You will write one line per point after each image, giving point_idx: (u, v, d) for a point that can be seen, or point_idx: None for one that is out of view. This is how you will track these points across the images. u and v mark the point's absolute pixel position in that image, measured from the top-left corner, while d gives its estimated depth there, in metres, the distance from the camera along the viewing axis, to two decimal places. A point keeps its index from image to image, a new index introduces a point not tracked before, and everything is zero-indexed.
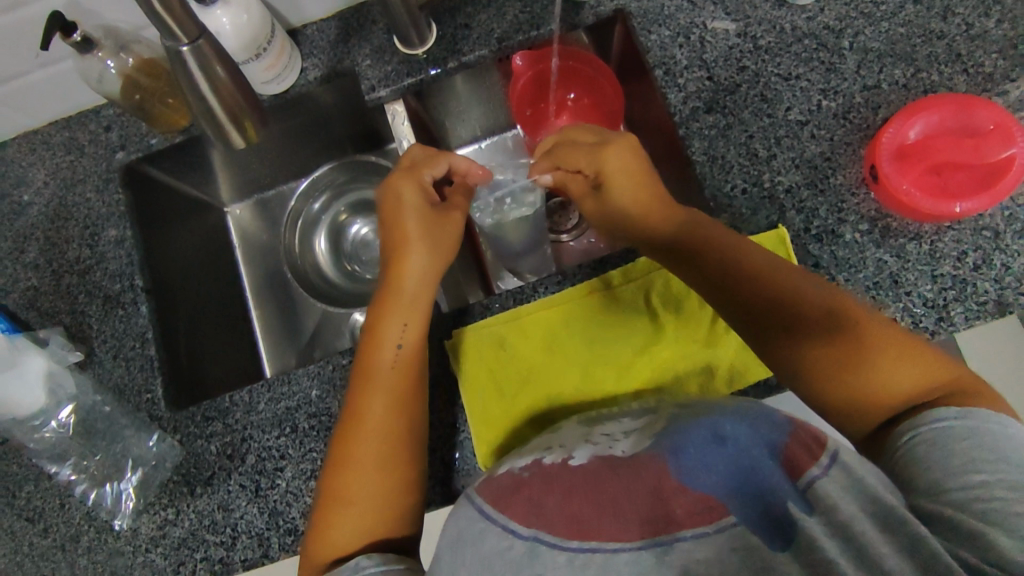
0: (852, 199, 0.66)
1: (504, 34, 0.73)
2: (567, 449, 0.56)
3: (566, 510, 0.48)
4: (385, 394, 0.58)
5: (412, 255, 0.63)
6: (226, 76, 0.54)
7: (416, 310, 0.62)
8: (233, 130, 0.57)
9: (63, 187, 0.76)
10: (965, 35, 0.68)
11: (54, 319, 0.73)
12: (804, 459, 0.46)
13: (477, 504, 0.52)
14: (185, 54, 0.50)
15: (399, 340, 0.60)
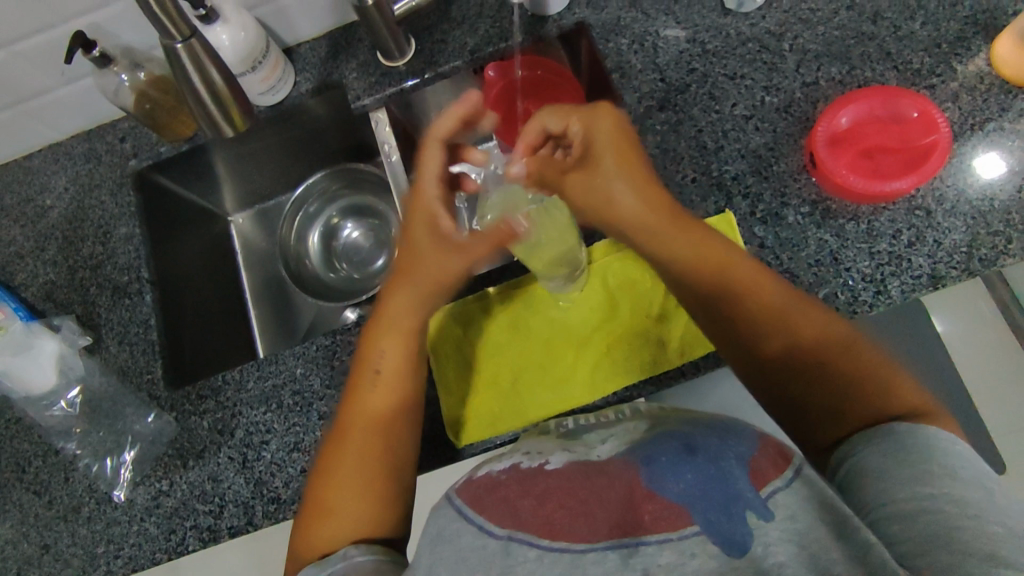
0: (794, 184, 0.71)
1: (476, 47, 0.82)
2: (545, 454, 0.55)
3: (538, 516, 0.45)
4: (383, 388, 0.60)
5: (427, 252, 0.64)
6: (218, 75, 0.62)
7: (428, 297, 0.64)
8: (223, 120, 0.65)
9: (82, 191, 0.85)
10: (894, 36, 0.75)
11: (68, 309, 0.80)
12: (769, 473, 0.44)
13: (456, 504, 0.49)
14: (179, 51, 0.58)
15: (410, 336, 0.62)
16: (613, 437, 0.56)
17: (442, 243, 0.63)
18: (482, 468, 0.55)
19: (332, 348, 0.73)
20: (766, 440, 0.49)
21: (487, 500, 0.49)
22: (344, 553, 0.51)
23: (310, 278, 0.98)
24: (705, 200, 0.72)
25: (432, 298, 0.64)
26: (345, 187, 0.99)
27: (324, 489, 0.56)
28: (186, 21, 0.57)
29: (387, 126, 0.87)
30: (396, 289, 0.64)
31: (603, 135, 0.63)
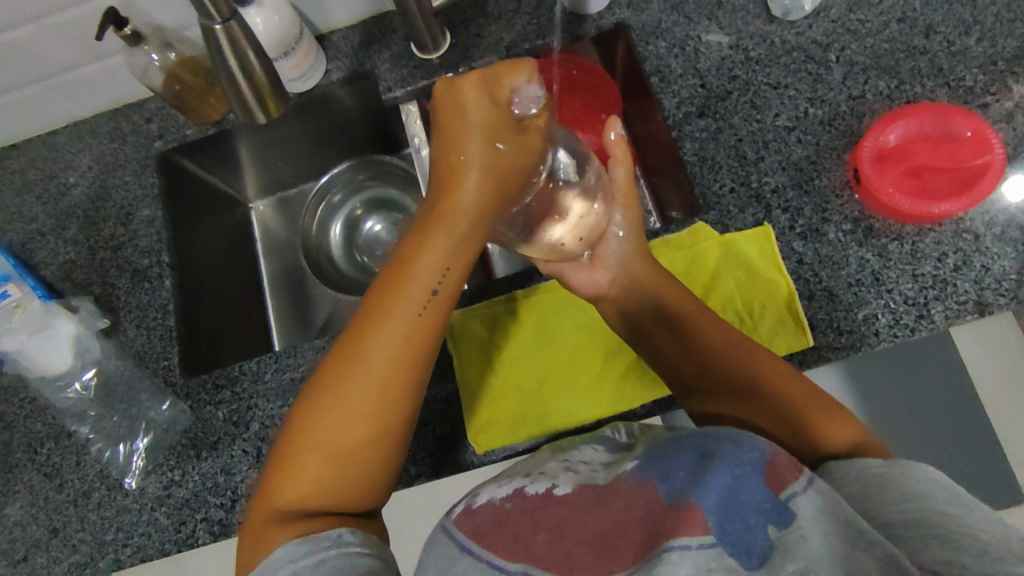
0: (836, 200, 0.69)
1: (512, 43, 0.80)
2: (550, 476, 0.51)
3: (554, 549, 0.43)
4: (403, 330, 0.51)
5: (467, 169, 0.49)
6: (255, 59, 0.60)
7: (461, 248, 0.52)
8: (257, 106, 0.63)
9: (105, 170, 0.83)
10: (947, 51, 0.72)
11: (87, 289, 0.79)
12: (788, 476, 0.43)
13: (459, 540, 0.46)
14: (216, 31, 0.56)
15: (445, 266, 0.51)
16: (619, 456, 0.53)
17: (495, 175, 0.50)
18: (481, 496, 0.50)
19: None
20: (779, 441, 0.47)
21: (494, 536, 0.46)
22: (336, 536, 0.48)
23: (328, 268, 0.96)
24: (743, 211, 0.70)
25: (469, 237, 0.51)
26: (370, 178, 0.97)
27: (319, 412, 0.51)
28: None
29: (418, 121, 0.86)
30: (430, 221, 0.51)
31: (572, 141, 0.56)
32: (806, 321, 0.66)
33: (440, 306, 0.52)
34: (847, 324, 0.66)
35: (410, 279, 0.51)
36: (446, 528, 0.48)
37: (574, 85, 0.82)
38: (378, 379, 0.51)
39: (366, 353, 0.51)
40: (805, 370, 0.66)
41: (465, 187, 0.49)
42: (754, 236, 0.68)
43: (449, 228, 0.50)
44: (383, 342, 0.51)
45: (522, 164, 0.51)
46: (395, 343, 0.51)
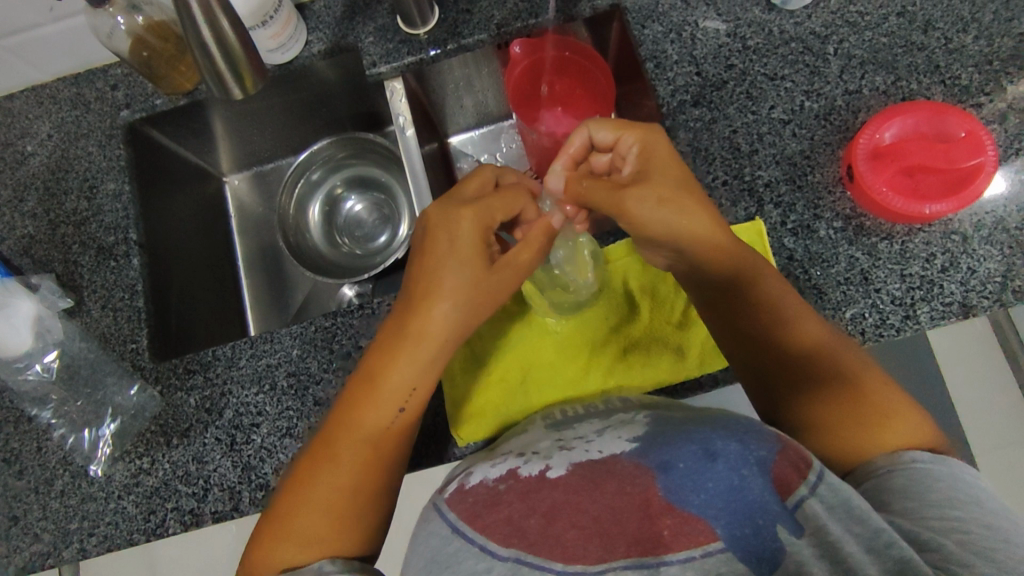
0: (829, 197, 0.69)
1: (503, 21, 0.76)
2: (544, 456, 0.53)
3: (546, 534, 0.46)
4: (372, 439, 0.55)
5: (443, 304, 0.55)
6: (230, 29, 0.56)
7: (430, 367, 0.56)
8: (232, 80, 0.59)
9: (65, 140, 0.78)
10: (944, 48, 0.71)
11: (47, 267, 0.74)
12: (794, 480, 0.45)
13: (451, 520, 0.50)
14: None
15: (413, 386, 0.56)
16: (614, 429, 0.54)
17: (467, 310, 0.56)
18: (475, 475, 0.54)
19: (331, 330, 0.69)
20: (787, 440, 0.49)
21: (487, 518, 0.49)
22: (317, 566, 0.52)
23: (308, 250, 0.92)
24: (735, 205, 0.69)
25: (437, 356, 0.56)
26: (350, 156, 0.93)
27: (294, 502, 0.55)
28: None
29: (404, 99, 0.80)
30: (400, 338, 0.56)
31: (640, 144, 0.61)
32: None
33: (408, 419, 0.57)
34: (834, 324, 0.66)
35: (383, 394, 0.55)
36: (440, 509, 0.52)
37: (568, 65, 0.80)
38: (355, 477, 0.55)
39: (340, 455, 0.55)
40: None
41: (437, 315, 0.55)
42: (744, 231, 0.67)
43: (422, 347, 0.55)
44: (358, 450, 0.55)
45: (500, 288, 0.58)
46: (365, 446, 0.55)
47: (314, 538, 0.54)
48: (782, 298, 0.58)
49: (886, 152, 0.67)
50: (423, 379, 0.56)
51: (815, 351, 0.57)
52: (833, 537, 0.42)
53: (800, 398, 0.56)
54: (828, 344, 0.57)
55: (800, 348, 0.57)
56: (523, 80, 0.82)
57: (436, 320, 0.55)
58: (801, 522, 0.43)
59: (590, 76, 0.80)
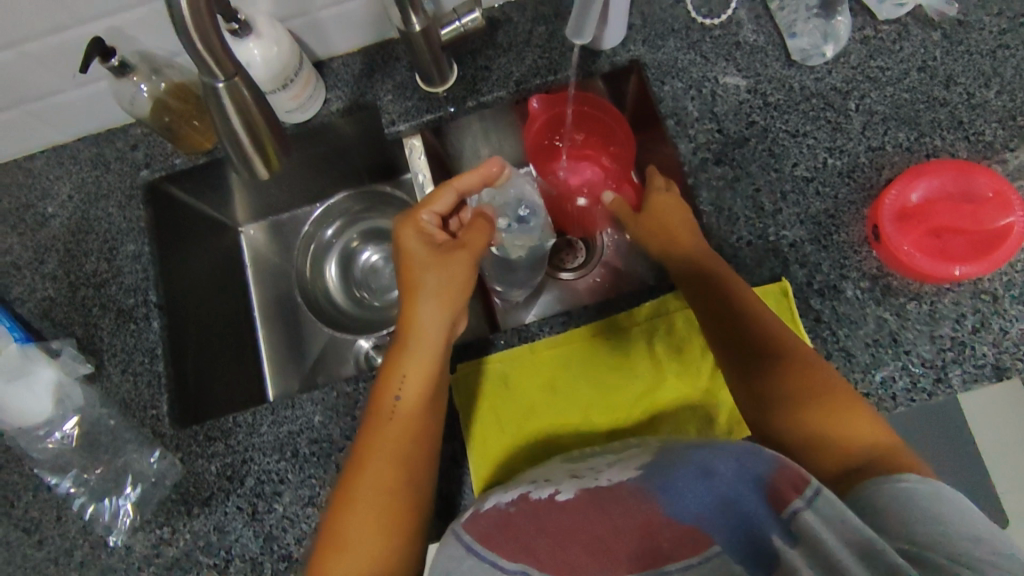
0: (854, 256, 0.68)
1: (522, 78, 0.77)
2: (553, 482, 0.54)
3: (555, 556, 0.46)
4: (388, 453, 0.59)
5: (419, 303, 0.61)
6: (257, 105, 0.48)
7: (420, 358, 0.61)
8: (255, 153, 0.50)
9: (85, 201, 0.78)
10: (966, 103, 0.71)
11: (67, 330, 0.74)
12: (788, 495, 0.44)
13: (466, 542, 0.51)
14: (219, 91, 0.46)
15: (399, 395, 0.60)
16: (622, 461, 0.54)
17: (438, 300, 0.61)
18: (490, 501, 0.56)
19: (354, 395, 0.69)
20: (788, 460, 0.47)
21: (500, 536, 0.50)
22: None
23: (327, 307, 0.93)
24: (761, 264, 0.69)
25: (423, 353, 0.61)
26: (365, 209, 0.96)
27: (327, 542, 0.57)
28: (230, 54, 0.44)
29: (423, 156, 0.80)
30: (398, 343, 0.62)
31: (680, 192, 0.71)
32: None
33: (407, 415, 0.60)
34: (865, 387, 0.65)
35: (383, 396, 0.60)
36: (456, 532, 0.53)
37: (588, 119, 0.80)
38: (379, 500, 0.58)
39: (362, 471, 0.59)
40: None
41: (418, 313, 0.61)
42: (770, 290, 0.67)
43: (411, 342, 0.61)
44: (380, 457, 0.59)
45: (460, 279, 0.63)
46: (389, 457, 0.59)
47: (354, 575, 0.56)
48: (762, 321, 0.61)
49: (911, 212, 0.67)
50: (413, 369, 0.60)
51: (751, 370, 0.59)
52: (827, 552, 0.40)
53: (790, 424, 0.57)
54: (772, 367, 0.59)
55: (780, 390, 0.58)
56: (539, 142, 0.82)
57: (418, 318, 0.61)
58: (795, 534, 0.42)
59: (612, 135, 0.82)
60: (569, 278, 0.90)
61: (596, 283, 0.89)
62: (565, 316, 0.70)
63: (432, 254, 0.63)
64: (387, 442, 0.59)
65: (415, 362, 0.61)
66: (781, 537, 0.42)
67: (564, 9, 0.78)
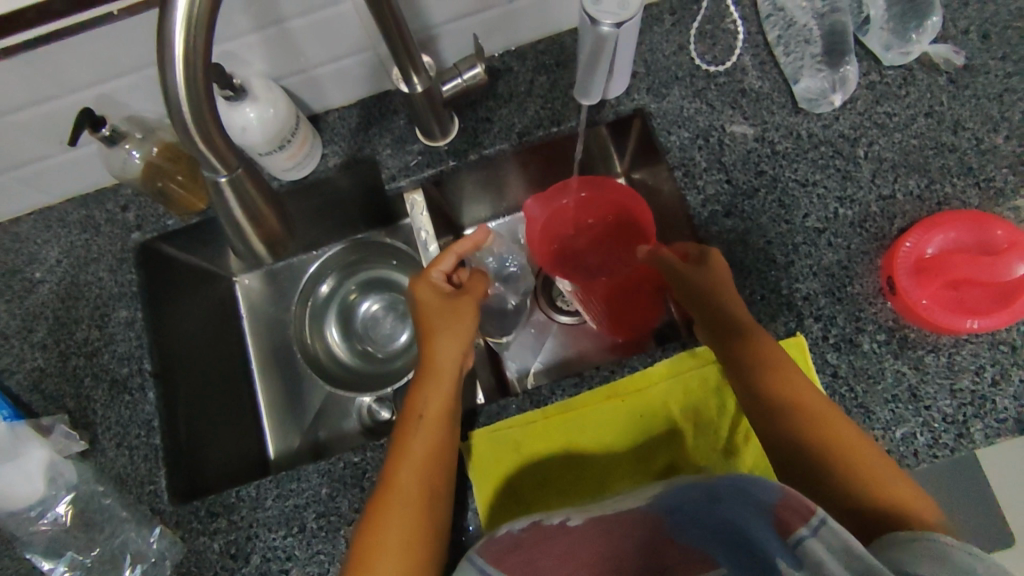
0: (870, 308, 0.67)
1: (525, 129, 0.75)
2: (563, 514, 0.54)
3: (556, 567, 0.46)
4: (416, 464, 0.59)
5: (437, 337, 0.66)
6: (258, 192, 0.45)
7: (445, 374, 0.64)
8: (256, 239, 0.47)
9: (75, 265, 0.75)
10: (975, 149, 0.70)
11: (58, 403, 0.71)
12: (794, 522, 0.42)
13: (479, 562, 0.48)
14: (222, 184, 0.44)
15: (421, 413, 0.62)
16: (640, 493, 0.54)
17: (454, 334, 0.66)
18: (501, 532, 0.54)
19: (361, 466, 0.66)
20: None
21: (509, 559, 0.48)
22: None
23: (328, 364, 0.90)
24: (775, 319, 0.67)
25: (446, 376, 0.64)
26: (363, 259, 0.93)
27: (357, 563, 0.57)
28: (234, 148, 0.43)
29: (424, 212, 0.79)
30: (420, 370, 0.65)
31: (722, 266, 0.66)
32: None
33: (432, 421, 0.62)
34: (886, 445, 0.63)
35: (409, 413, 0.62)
36: (469, 555, 0.50)
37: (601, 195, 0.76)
38: (408, 518, 0.58)
39: (391, 485, 0.59)
40: None
41: (436, 348, 0.65)
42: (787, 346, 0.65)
43: (434, 363, 0.65)
44: (407, 469, 0.59)
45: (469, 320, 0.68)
46: (417, 470, 0.59)
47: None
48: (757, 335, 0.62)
49: (928, 265, 0.65)
50: (438, 382, 0.64)
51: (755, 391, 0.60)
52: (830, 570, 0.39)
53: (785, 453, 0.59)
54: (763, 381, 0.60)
55: (796, 433, 0.58)
56: (546, 238, 0.79)
57: (438, 344, 0.66)
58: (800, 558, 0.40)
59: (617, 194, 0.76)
60: (569, 321, 0.88)
61: (599, 329, 0.88)
62: (577, 377, 0.68)
63: (445, 302, 0.68)
64: (417, 458, 0.60)
65: (432, 393, 0.63)
66: (783, 559, 0.40)
67: (566, 57, 0.77)
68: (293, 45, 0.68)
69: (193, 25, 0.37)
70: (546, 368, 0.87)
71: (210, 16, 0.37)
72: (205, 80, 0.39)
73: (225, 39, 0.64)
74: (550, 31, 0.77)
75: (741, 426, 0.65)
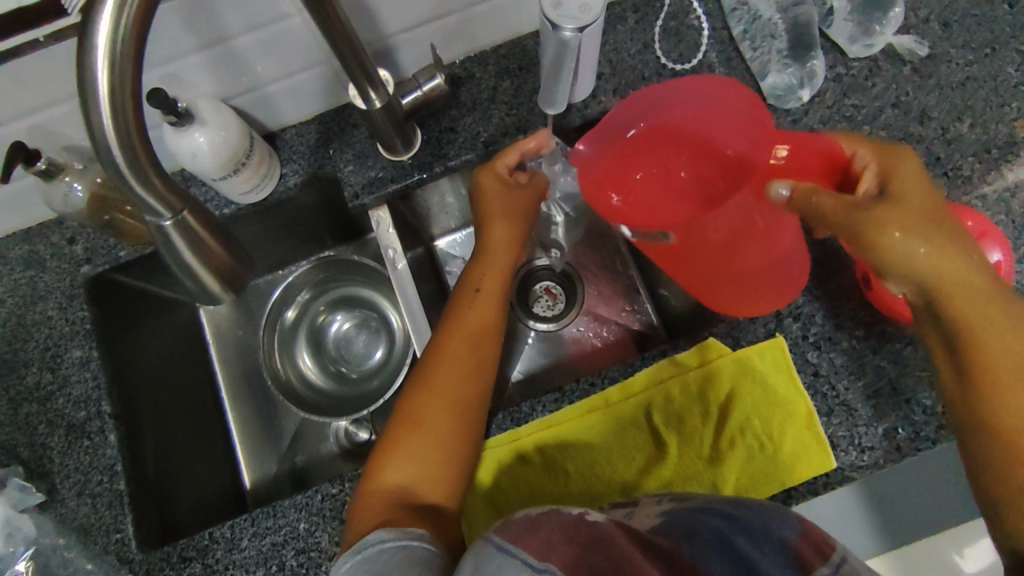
0: (847, 304, 0.66)
1: (491, 138, 0.72)
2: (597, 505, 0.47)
3: (583, 561, 0.40)
4: (466, 335, 0.64)
5: (498, 222, 0.68)
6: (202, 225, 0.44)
7: (500, 261, 0.68)
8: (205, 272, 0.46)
9: (21, 304, 0.71)
10: (941, 138, 0.70)
11: (11, 453, 0.67)
12: (814, 561, 0.42)
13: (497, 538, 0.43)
14: (167, 228, 0.43)
15: (479, 286, 0.67)
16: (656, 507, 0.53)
17: (511, 224, 0.69)
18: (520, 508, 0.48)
19: (341, 497, 0.64)
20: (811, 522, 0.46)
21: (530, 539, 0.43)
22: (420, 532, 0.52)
23: (300, 387, 0.85)
24: (754, 322, 0.66)
25: (500, 262, 0.68)
26: (332, 278, 0.88)
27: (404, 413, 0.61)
28: (177, 190, 0.42)
29: (392, 228, 0.75)
30: (477, 252, 0.69)
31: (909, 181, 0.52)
32: (827, 440, 0.63)
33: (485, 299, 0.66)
34: (868, 441, 0.63)
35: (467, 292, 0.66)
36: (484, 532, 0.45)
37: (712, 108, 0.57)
38: (458, 383, 0.62)
39: (446, 353, 0.63)
40: (830, 491, 0.63)
41: (493, 231, 0.68)
42: (766, 348, 0.65)
43: (490, 245, 0.68)
44: (460, 343, 0.63)
45: (521, 218, 0.70)
46: (471, 344, 0.64)
47: (422, 455, 0.59)
48: (950, 273, 0.48)
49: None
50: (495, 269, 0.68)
51: (984, 332, 0.49)
52: None
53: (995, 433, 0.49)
54: (963, 314, 0.49)
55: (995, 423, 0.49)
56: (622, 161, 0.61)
57: (497, 228, 0.68)
58: None
59: (721, 128, 0.59)
60: (547, 328, 0.87)
61: (579, 334, 0.86)
62: (557, 393, 0.67)
63: (509, 195, 0.68)
64: (470, 332, 0.64)
65: (486, 268, 0.68)
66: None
67: (529, 61, 0.75)
68: (239, 62, 0.64)
69: (117, 67, 0.36)
70: (526, 376, 0.85)
71: (134, 58, 0.37)
72: (134, 116, 0.37)
73: (165, 59, 0.61)
74: (511, 35, 0.75)
75: (725, 433, 0.64)
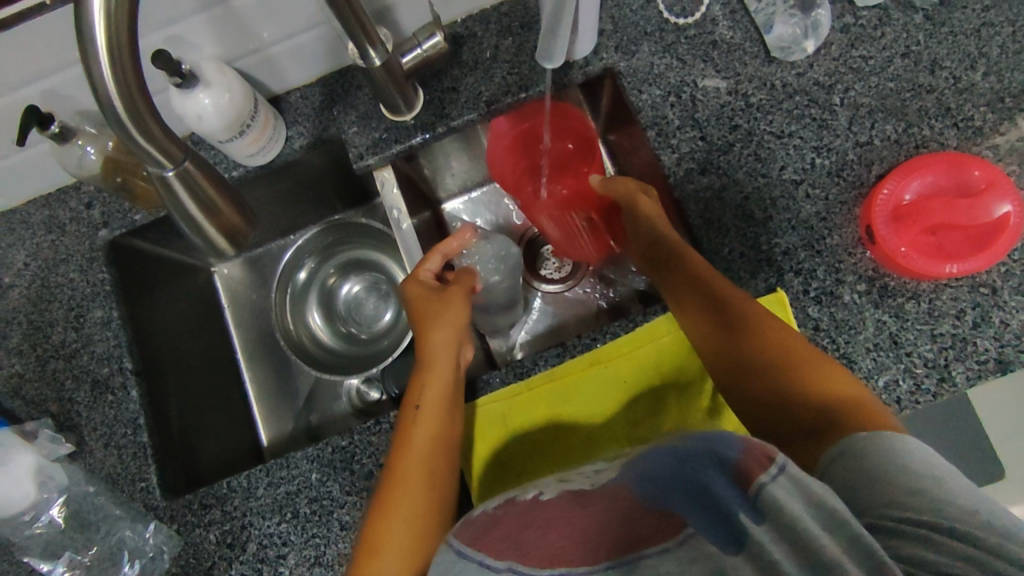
0: (850, 258, 0.66)
1: (492, 97, 0.72)
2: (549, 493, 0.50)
3: (536, 548, 0.43)
4: (422, 440, 0.60)
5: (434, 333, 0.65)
6: (199, 175, 0.46)
7: (443, 368, 0.64)
8: (209, 225, 0.48)
9: (44, 267, 0.74)
10: (953, 88, 0.68)
11: (41, 407, 0.71)
12: (754, 469, 0.38)
13: (455, 547, 0.47)
14: (170, 179, 0.45)
15: (418, 404, 0.62)
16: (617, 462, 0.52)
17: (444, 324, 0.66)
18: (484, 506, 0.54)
19: (349, 450, 0.67)
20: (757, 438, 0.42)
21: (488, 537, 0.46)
22: None
23: (312, 346, 0.88)
24: (755, 275, 0.66)
25: (447, 369, 0.64)
26: (341, 241, 0.91)
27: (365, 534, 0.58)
28: (177, 142, 0.44)
29: (396, 188, 0.76)
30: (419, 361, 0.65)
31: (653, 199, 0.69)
32: None
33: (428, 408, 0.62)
34: None
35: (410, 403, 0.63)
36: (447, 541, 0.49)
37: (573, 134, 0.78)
38: (413, 492, 0.58)
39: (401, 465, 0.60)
40: None
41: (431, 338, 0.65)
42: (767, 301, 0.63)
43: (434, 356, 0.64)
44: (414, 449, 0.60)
45: (458, 319, 0.67)
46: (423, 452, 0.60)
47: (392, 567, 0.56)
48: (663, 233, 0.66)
49: (909, 211, 0.64)
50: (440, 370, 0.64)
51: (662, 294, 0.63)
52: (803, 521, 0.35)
53: (722, 334, 0.59)
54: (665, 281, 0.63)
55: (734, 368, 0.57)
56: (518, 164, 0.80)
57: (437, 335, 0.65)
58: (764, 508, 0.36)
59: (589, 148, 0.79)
60: (553, 290, 0.88)
61: (585, 294, 0.87)
62: (559, 347, 0.68)
63: (432, 303, 0.67)
64: (426, 438, 0.61)
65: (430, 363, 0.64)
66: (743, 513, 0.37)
67: (531, 18, 0.74)
68: (242, 23, 0.65)
69: (112, 21, 0.37)
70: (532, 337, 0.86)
71: (130, 10, 0.38)
72: (132, 66, 0.39)
73: (168, 21, 0.62)
74: None
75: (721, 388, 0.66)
